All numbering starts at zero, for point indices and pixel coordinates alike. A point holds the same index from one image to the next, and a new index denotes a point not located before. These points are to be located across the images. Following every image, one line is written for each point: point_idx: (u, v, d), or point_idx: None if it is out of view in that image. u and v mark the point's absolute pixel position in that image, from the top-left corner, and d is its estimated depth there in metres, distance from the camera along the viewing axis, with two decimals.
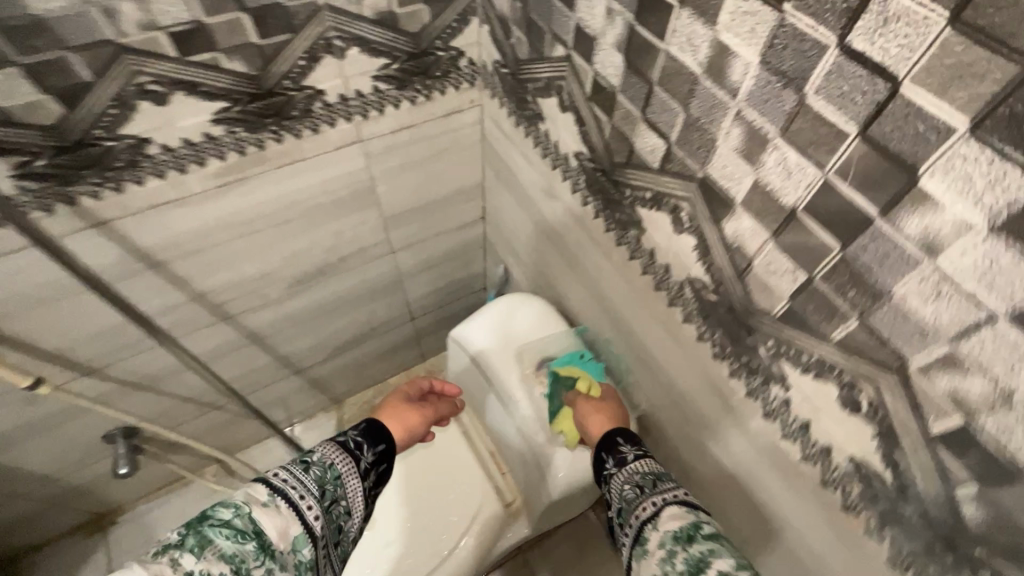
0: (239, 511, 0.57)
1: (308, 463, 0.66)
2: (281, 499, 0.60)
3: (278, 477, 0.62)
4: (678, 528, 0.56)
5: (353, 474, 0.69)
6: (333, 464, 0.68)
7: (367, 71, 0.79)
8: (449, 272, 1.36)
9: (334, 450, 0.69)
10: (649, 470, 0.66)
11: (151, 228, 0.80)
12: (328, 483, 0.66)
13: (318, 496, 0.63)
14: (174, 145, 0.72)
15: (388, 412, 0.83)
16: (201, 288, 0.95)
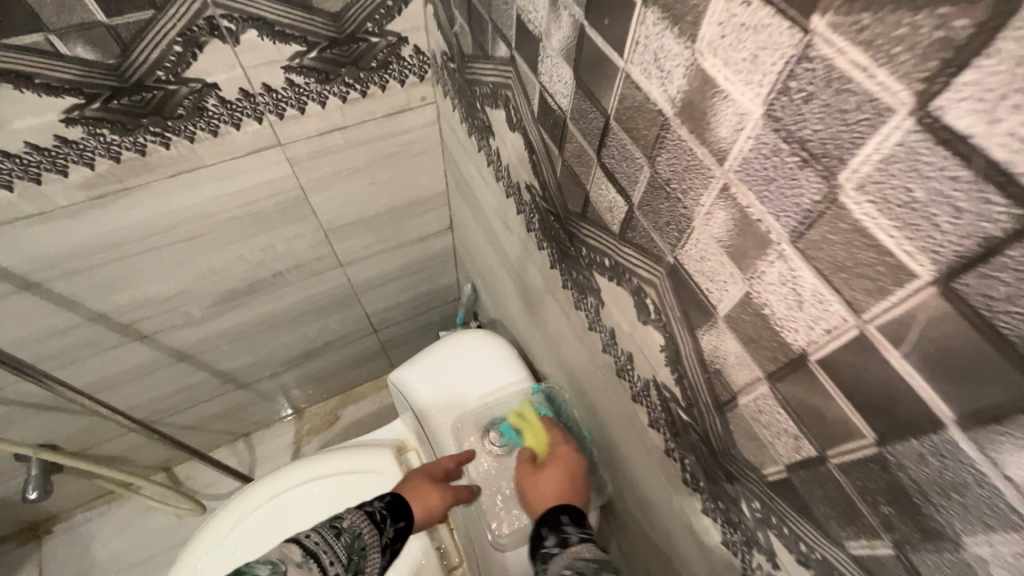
0: (275, 569, 0.45)
1: (336, 530, 0.52)
2: (314, 563, 0.48)
3: (309, 539, 0.50)
4: None
5: (377, 553, 0.54)
6: (365, 532, 0.53)
7: (274, 60, 0.62)
8: (416, 286, 1.20)
9: (365, 517, 0.55)
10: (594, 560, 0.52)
11: (13, 244, 0.66)
12: (355, 556, 0.51)
13: (346, 568, 0.50)
14: (17, 150, 0.57)
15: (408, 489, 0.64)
16: (100, 307, 0.81)
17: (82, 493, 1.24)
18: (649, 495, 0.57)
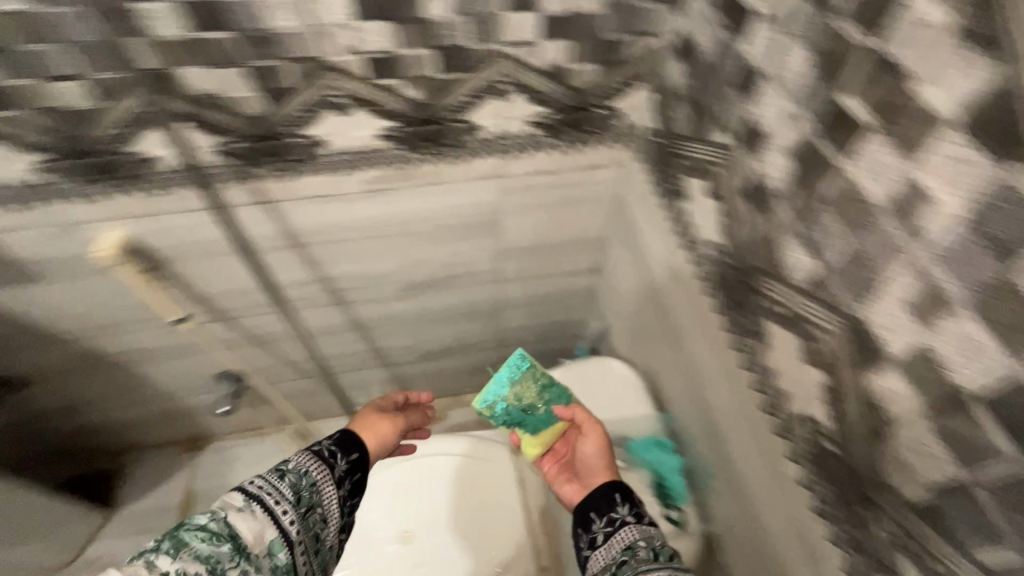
0: (215, 516, 0.63)
1: (282, 472, 0.70)
2: (256, 505, 0.65)
3: (255, 485, 0.68)
4: None
5: (329, 482, 0.73)
6: (312, 470, 0.72)
7: (524, 116, 0.82)
8: (550, 313, 1.34)
9: (314, 458, 0.73)
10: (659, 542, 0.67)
11: (302, 215, 0.89)
12: (303, 490, 0.70)
13: (294, 503, 0.68)
14: (342, 150, 0.80)
15: (361, 423, 0.86)
16: (328, 273, 1.04)
17: (240, 421, 1.49)
18: (767, 526, 0.65)
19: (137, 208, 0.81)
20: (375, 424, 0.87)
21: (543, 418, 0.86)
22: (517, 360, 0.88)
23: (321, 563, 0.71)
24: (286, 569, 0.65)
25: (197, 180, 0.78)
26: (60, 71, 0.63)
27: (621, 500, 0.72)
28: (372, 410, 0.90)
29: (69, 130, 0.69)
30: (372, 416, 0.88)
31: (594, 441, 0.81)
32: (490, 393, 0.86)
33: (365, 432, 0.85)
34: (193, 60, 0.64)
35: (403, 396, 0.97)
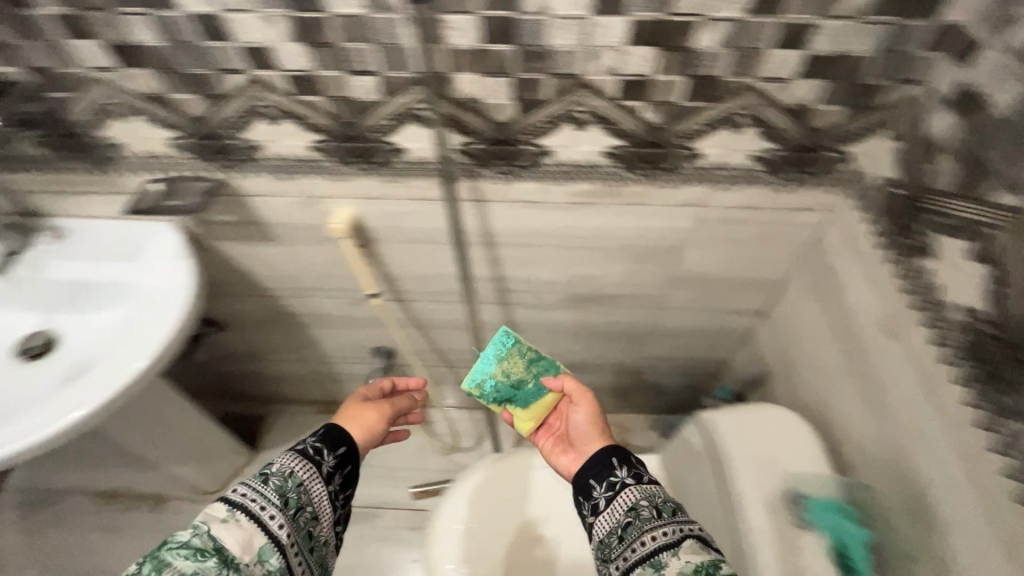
0: (196, 530, 0.65)
1: (267, 475, 0.74)
2: (239, 514, 0.69)
3: (239, 493, 0.71)
4: (699, 559, 0.63)
5: (317, 479, 0.78)
6: (295, 471, 0.76)
7: (749, 149, 0.81)
8: (695, 348, 1.31)
9: (298, 458, 0.78)
10: (668, 502, 0.71)
11: (506, 216, 0.94)
12: (289, 492, 0.74)
13: (280, 507, 0.72)
14: (564, 161, 0.83)
15: (352, 415, 0.94)
16: (504, 273, 1.09)
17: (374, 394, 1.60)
18: None
19: (373, 190, 0.91)
20: (359, 415, 0.95)
21: (532, 391, 0.94)
22: (503, 338, 0.96)
23: (318, 558, 0.75)
24: (278, 574, 0.68)
25: (432, 173, 0.86)
26: (362, 67, 0.72)
27: (628, 464, 0.76)
28: (357, 402, 0.97)
29: (345, 118, 0.79)
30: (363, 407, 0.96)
31: (585, 407, 0.89)
32: (478, 372, 0.95)
33: (348, 423, 0.93)
34: (471, 69, 0.71)
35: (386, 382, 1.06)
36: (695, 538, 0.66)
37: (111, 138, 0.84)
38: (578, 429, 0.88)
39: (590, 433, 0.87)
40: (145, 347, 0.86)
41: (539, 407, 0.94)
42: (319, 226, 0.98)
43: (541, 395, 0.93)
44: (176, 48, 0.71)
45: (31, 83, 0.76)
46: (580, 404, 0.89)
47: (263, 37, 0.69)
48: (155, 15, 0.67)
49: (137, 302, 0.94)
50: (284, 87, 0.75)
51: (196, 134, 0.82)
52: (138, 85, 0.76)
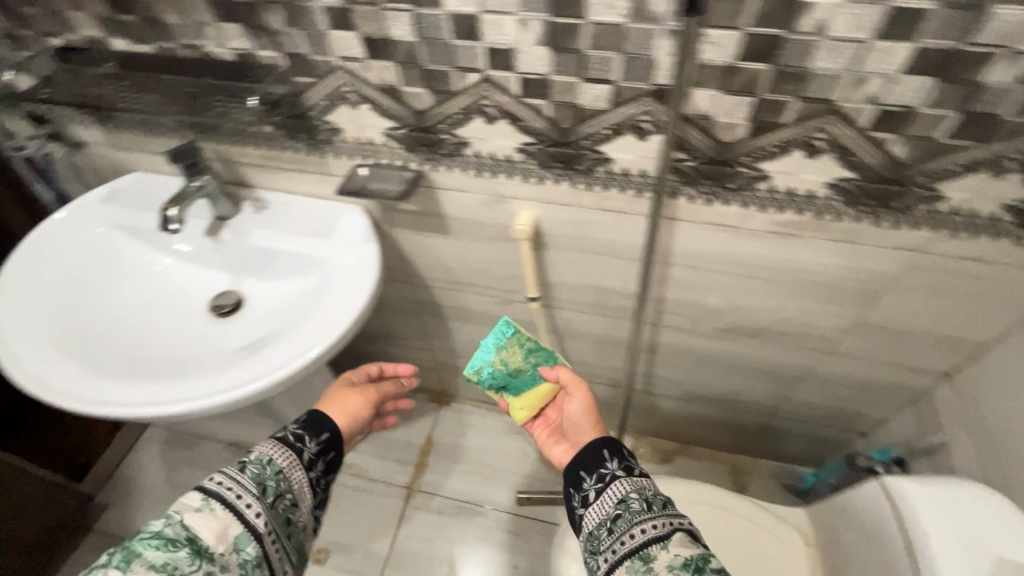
0: (169, 519, 0.68)
1: (244, 466, 0.78)
2: (213, 503, 0.72)
3: (219, 483, 0.75)
4: (689, 555, 0.62)
5: (292, 467, 0.82)
6: (276, 460, 0.80)
7: (1004, 198, 0.73)
8: (848, 400, 1.21)
9: (279, 447, 0.82)
10: (656, 496, 0.71)
11: (692, 237, 0.91)
12: (265, 479, 0.78)
13: (259, 496, 0.76)
14: (780, 189, 0.79)
15: (338, 402, 0.96)
16: (667, 295, 1.05)
17: None
18: None
19: (565, 196, 0.90)
20: (346, 403, 0.96)
21: (529, 381, 0.93)
22: (503, 329, 0.96)
23: (295, 541, 0.80)
24: (254, 562, 0.72)
25: (632, 186, 0.85)
26: (600, 76, 0.71)
27: (616, 459, 0.75)
28: (345, 388, 0.99)
29: (564, 124, 0.79)
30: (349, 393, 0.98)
31: (576, 397, 0.88)
32: (478, 359, 0.95)
33: (335, 410, 0.94)
34: (714, 86, 0.69)
35: (375, 369, 1.06)
36: (684, 533, 0.65)
37: (334, 123, 0.90)
38: (572, 421, 0.88)
39: (582, 425, 0.86)
40: (339, 318, 0.92)
41: (534, 395, 0.92)
42: (497, 225, 1.00)
43: (538, 386, 0.92)
44: (425, 45, 0.74)
45: (284, 67, 0.83)
46: (576, 395, 0.88)
47: (513, 39, 0.70)
48: (418, 12, 0.71)
49: (327, 277, 1.01)
50: (514, 89, 0.76)
51: (414, 127, 0.86)
52: (376, 76, 0.81)
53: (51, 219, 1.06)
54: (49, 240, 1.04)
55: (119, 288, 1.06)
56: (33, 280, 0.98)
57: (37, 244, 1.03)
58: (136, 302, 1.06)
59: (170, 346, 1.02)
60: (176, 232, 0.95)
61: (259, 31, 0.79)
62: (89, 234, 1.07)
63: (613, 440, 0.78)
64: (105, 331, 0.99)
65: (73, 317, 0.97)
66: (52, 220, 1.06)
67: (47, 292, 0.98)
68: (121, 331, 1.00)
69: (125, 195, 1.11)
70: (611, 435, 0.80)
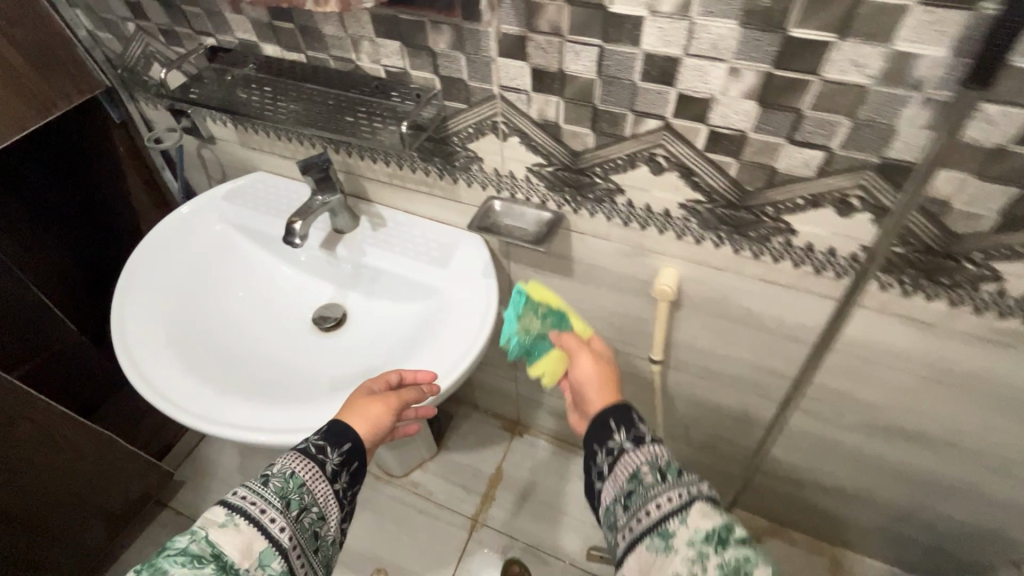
0: (195, 536, 0.63)
1: (267, 477, 0.69)
2: (238, 517, 0.65)
3: (238, 496, 0.67)
4: (710, 529, 0.55)
5: (322, 479, 0.71)
6: (297, 471, 0.70)
7: None
8: (1009, 525, 1.02)
9: (299, 457, 0.71)
10: (673, 464, 0.61)
11: (868, 325, 0.77)
12: (291, 492, 0.69)
13: (282, 510, 0.67)
14: (1012, 294, 0.64)
15: (354, 408, 0.77)
16: (811, 379, 0.92)
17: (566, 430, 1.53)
18: None
19: (721, 260, 0.79)
20: (362, 410, 0.77)
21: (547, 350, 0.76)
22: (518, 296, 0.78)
23: (324, 557, 0.71)
24: None
25: (811, 262, 0.73)
26: (813, 140, 0.60)
27: (630, 430, 0.64)
28: (359, 394, 0.79)
29: (747, 186, 0.68)
30: (365, 398, 0.78)
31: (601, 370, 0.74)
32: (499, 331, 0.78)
33: (352, 418, 0.77)
34: (966, 170, 0.55)
35: (398, 373, 0.82)
36: (705, 503, 0.57)
37: (476, 151, 0.83)
38: (580, 391, 0.74)
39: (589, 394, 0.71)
40: (463, 351, 0.86)
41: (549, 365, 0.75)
42: (630, 276, 0.90)
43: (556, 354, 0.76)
44: (604, 84, 0.65)
45: (435, 89, 0.77)
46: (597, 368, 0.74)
47: (714, 90, 0.60)
48: (606, 50, 0.62)
49: (441, 309, 0.94)
50: (698, 143, 0.66)
51: (565, 166, 0.78)
52: (536, 110, 0.72)
53: (173, 216, 1.06)
54: (171, 237, 1.04)
55: (231, 290, 1.04)
56: (155, 278, 0.98)
57: (160, 240, 1.03)
58: (246, 307, 1.04)
59: (276, 358, 0.99)
60: (297, 246, 0.91)
61: (418, 51, 0.73)
62: (207, 233, 1.07)
63: (625, 408, 0.66)
64: (218, 336, 0.97)
65: (189, 320, 0.96)
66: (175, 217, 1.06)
67: (166, 291, 0.97)
68: (232, 337, 0.99)
69: (244, 196, 1.10)
70: (622, 402, 0.68)
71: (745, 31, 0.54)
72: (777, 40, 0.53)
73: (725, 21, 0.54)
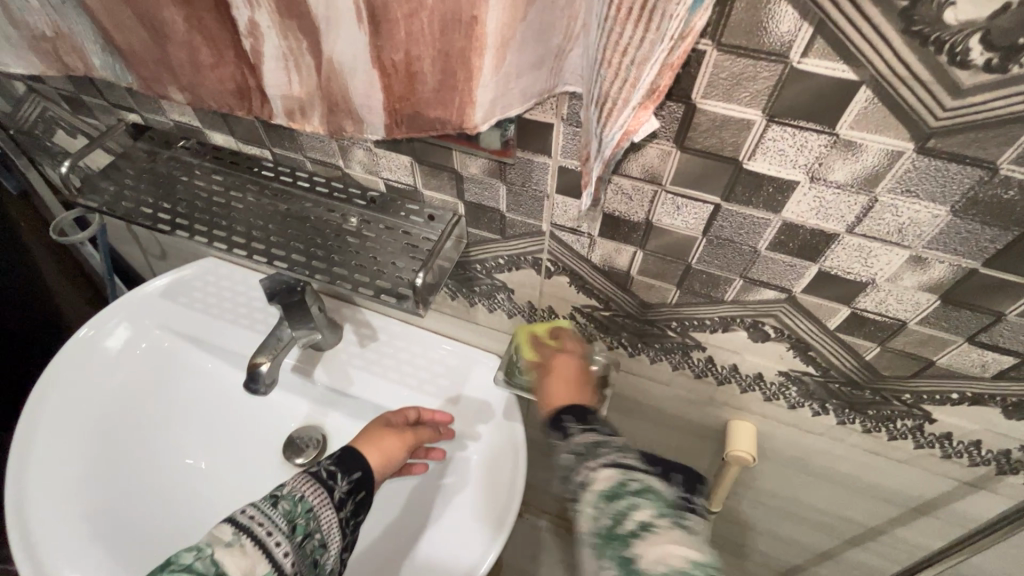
0: (199, 555, 0.48)
1: (274, 499, 0.53)
2: (246, 537, 0.50)
3: (244, 514, 0.52)
4: (603, 487, 0.44)
5: (329, 509, 0.55)
6: (308, 494, 0.54)
7: None
8: None
9: (307, 478, 0.56)
10: (593, 440, 0.47)
11: (995, 506, 0.62)
12: (296, 517, 0.53)
13: (288, 535, 0.51)
14: None
15: (366, 438, 0.64)
16: (893, 535, 0.77)
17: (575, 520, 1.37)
18: None
19: (817, 426, 0.63)
20: (379, 441, 0.64)
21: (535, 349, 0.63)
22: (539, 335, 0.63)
23: None
24: None
25: (941, 447, 0.57)
26: (1000, 341, 0.43)
27: (560, 427, 0.50)
28: (376, 423, 0.67)
29: (883, 370, 0.51)
30: (375, 430, 0.66)
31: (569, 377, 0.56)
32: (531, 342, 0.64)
33: (366, 448, 0.63)
34: None
35: (416, 411, 0.71)
36: (615, 465, 0.44)
37: (505, 282, 0.63)
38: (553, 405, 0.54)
39: (549, 397, 0.54)
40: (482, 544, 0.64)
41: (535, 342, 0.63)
42: (688, 421, 0.73)
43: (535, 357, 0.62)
44: (708, 245, 0.47)
45: (458, 212, 0.57)
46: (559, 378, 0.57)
47: (875, 274, 0.42)
48: (724, 210, 0.43)
49: (459, 472, 0.71)
50: (830, 321, 0.48)
51: (628, 314, 0.59)
52: (598, 254, 0.53)
53: (71, 345, 0.78)
54: (71, 380, 0.76)
55: (170, 434, 0.79)
56: (58, 452, 0.71)
57: (56, 389, 0.75)
58: (195, 449, 0.79)
59: None
60: (262, 393, 0.68)
61: (436, 169, 0.52)
62: (127, 360, 0.80)
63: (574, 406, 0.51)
64: (170, 509, 0.74)
65: (121, 500, 0.72)
66: (75, 346, 0.78)
67: (79, 470, 0.71)
68: (185, 505, 0.75)
69: (180, 297, 0.84)
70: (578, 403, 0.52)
71: (954, 219, 0.36)
72: (1003, 236, 0.36)
73: (929, 206, 0.36)
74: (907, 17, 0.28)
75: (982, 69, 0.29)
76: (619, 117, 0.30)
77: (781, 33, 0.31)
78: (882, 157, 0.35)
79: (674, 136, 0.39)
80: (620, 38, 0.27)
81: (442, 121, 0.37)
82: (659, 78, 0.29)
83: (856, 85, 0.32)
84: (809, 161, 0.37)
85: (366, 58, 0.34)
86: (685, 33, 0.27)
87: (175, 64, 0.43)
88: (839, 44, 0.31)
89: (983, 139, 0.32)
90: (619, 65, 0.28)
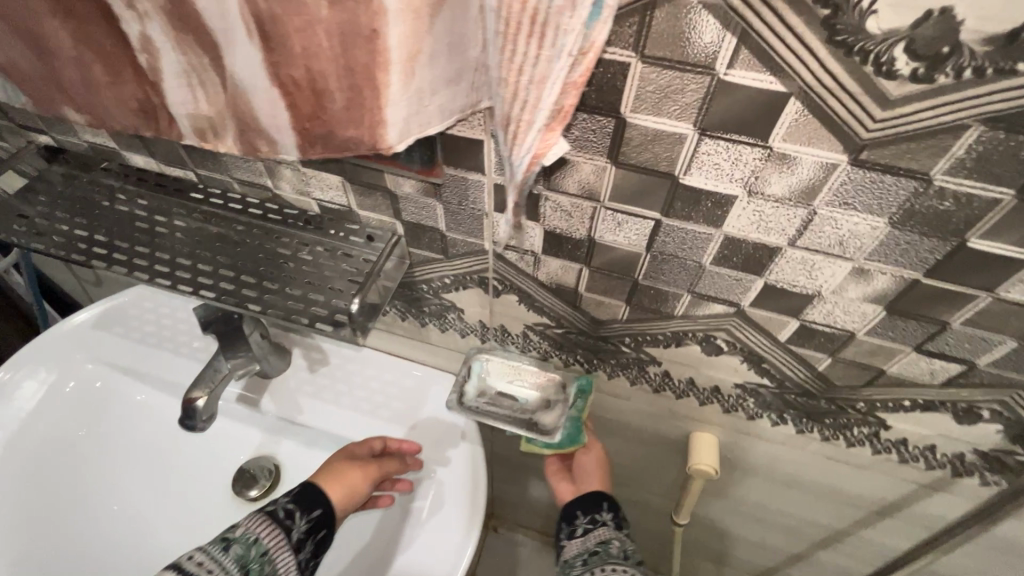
0: None
1: (225, 544, 0.49)
2: None
3: (192, 561, 0.47)
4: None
5: (285, 553, 0.51)
6: (262, 536, 0.50)
7: None
8: None
9: (264, 518, 0.51)
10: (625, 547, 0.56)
11: (953, 507, 0.62)
12: (248, 563, 0.48)
13: None
14: None
15: (326, 473, 0.58)
16: (859, 537, 0.76)
17: None
18: None
19: (778, 435, 0.62)
20: (341, 474, 0.59)
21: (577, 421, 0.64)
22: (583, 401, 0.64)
23: None
24: None
25: (898, 453, 0.56)
26: (949, 349, 0.43)
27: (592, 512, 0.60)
28: (337, 456, 0.61)
29: (836, 381, 0.50)
30: (337, 462, 0.60)
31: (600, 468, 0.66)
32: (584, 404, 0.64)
33: (327, 483, 0.57)
34: None
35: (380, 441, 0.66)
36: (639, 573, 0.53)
37: (454, 302, 0.61)
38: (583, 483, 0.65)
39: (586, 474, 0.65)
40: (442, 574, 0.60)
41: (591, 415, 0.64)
42: (651, 434, 0.71)
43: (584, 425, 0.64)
44: (654, 260, 0.45)
45: (398, 232, 0.54)
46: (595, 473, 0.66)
47: (820, 287, 0.41)
48: (665, 225, 0.41)
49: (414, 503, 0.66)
50: (780, 333, 0.47)
51: (581, 331, 0.57)
52: (545, 273, 0.51)
53: None
54: None
55: (105, 475, 0.74)
56: None
57: None
58: (133, 489, 0.74)
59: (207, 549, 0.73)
60: (201, 429, 0.63)
61: (369, 189, 0.49)
62: (51, 400, 0.73)
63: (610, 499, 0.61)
64: (111, 557, 0.70)
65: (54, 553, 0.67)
66: None
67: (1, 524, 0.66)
68: (127, 550, 0.71)
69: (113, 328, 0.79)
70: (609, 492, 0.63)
71: (892, 231, 0.35)
72: (942, 246, 0.35)
73: (868, 218, 0.35)
74: (830, 25, 0.27)
75: (908, 79, 0.28)
76: (524, 142, 0.31)
77: (704, 44, 0.30)
78: (816, 170, 0.34)
79: (607, 152, 0.37)
80: (512, 56, 0.27)
81: (356, 141, 0.34)
82: (562, 97, 0.28)
83: (786, 97, 0.31)
84: (745, 175, 0.35)
85: (266, 76, 0.32)
86: (585, 48, 0.26)
87: (67, 84, 0.40)
88: (763, 53, 0.29)
89: (915, 150, 0.31)
90: (517, 84, 0.28)
